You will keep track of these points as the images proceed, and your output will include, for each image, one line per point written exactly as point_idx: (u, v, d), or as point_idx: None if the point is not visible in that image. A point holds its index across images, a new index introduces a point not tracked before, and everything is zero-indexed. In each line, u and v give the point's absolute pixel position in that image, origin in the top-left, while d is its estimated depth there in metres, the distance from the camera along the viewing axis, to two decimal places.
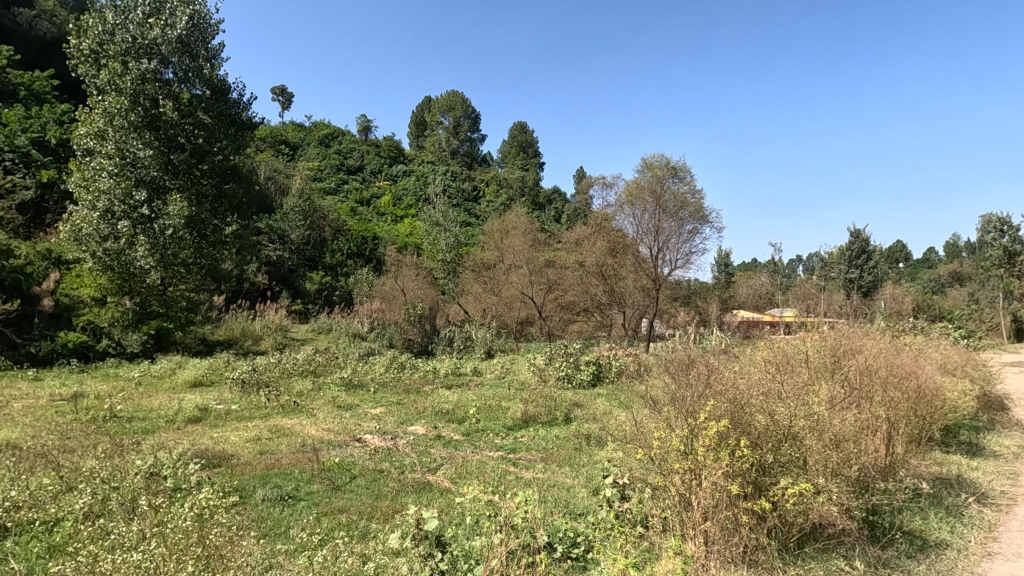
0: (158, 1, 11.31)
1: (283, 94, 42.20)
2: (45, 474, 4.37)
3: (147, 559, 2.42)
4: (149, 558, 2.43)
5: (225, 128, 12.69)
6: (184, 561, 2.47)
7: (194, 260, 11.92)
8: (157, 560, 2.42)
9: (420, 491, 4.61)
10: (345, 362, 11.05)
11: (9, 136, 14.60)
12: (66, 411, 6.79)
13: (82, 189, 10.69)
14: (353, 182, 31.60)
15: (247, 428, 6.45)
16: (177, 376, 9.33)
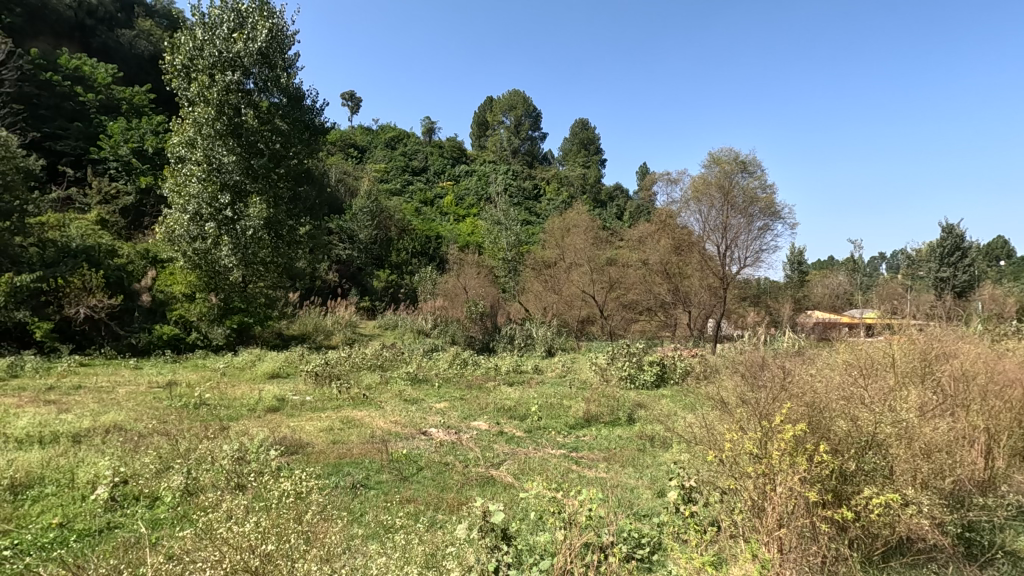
0: (242, 17, 12.03)
1: (352, 99, 43.95)
2: (148, 453, 4.85)
3: (256, 529, 2.65)
4: (259, 528, 2.66)
5: (300, 134, 13.35)
6: (288, 535, 2.68)
7: (273, 259, 12.62)
8: (265, 531, 2.64)
9: (484, 486, 4.70)
10: (410, 357, 11.43)
11: (114, 147, 16.11)
12: (162, 397, 7.45)
13: (175, 194, 11.61)
14: (417, 183, 32.48)
15: (321, 418, 6.81)
16: (257, 368, 9.97)
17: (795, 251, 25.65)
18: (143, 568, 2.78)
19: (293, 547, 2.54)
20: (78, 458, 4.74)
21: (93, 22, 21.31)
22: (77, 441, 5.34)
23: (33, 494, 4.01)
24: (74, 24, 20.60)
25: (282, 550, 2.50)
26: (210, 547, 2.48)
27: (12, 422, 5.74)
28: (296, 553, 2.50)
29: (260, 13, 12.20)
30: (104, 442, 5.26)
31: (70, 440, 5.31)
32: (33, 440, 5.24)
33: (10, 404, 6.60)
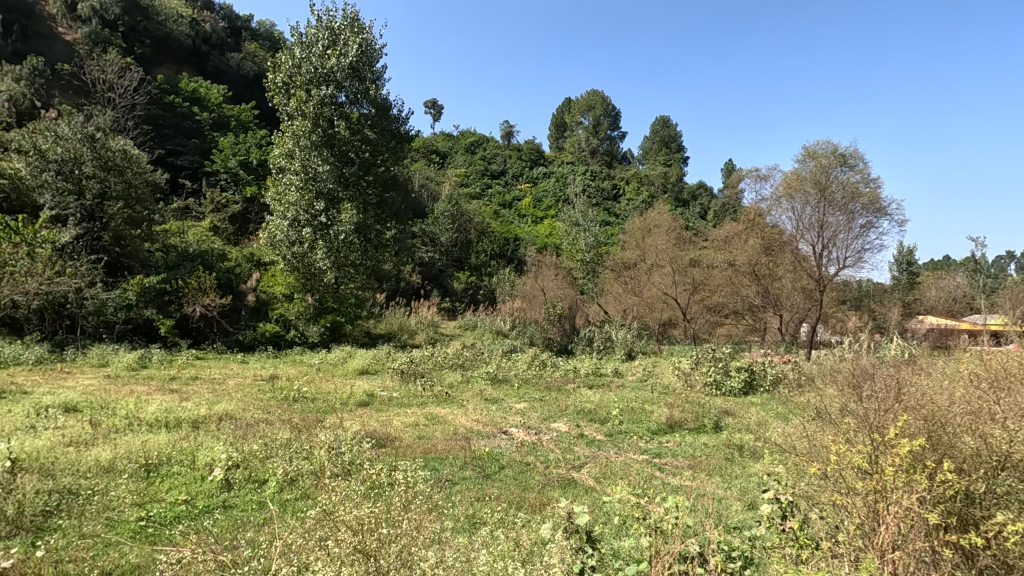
0: (335, 34, 12.80)
1: (434, 107, 45.51)
2: (256, 441, 5.29)
3: (371, 514, 2.88)
4: (372, 513, 2.89)
5: (387, 142, 13.96)
6: (399, 521, 2.89)
7: (362, 262, 13.29)
8: (377, 516, 2.86)
9: (565, 487, 4.71)
10: (489, 357, 11.62)
11: (225, 160, 17.69)
12: (265, 389, 8.09)
13: (277, 202, 12.56)
14: (496, 186, 32.99)
15: (407, 414, 7.09)
16: (348, 364, 10.56)
17: (904, 250, 23.44)
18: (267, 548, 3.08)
19: (404, 532, 2.72)
20: (197, 442, 5.25)
21: (208, 48, 23.65)
22: (196, 427, 5.93)
23: (162, 472, 4.52)
24: (192, 50, 22.98)
25: (394, 535, 2.68)
26: (337, 528, 2.76)
27: (143, 407, 6.46)
28: (407, 538, 2.69)
29: (352, 29, 12.92)
30: (216, 429, 5.80)
31: (191, 425, 5.93)
32: (161, 424, 5.88)
33: (141, 391, 7.44)
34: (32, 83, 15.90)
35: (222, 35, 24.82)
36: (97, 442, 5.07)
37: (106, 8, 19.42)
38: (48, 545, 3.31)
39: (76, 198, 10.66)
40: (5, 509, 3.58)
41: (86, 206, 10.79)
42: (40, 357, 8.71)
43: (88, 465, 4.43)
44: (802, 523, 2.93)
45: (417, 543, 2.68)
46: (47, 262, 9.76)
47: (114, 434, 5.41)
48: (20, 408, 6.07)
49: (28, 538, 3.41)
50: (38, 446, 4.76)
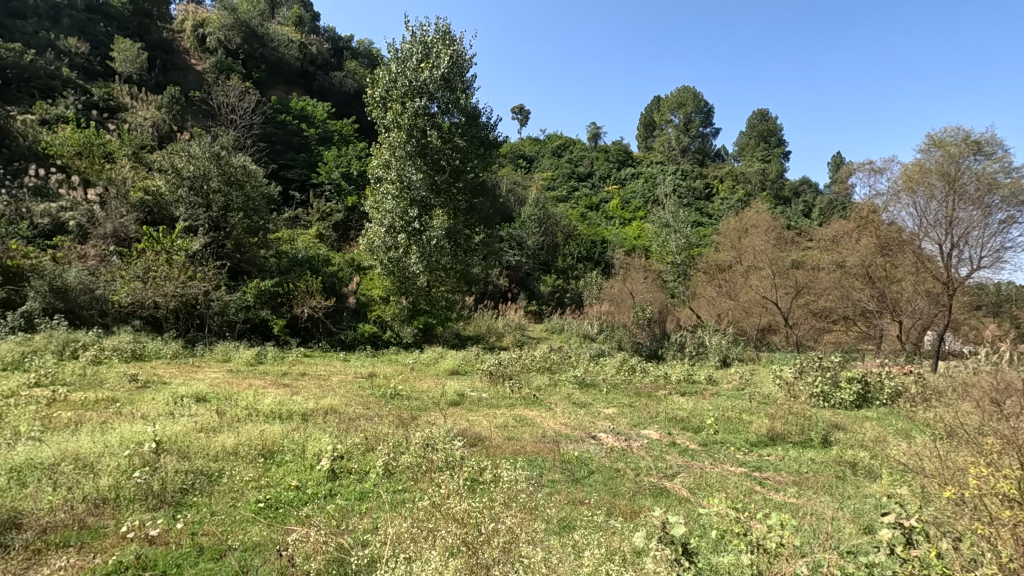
0: (428, 47, 13.32)
1: (521, 112, 46.07)
2: (358, 434, 5.63)
3: (474, 509, 3.06)
4: (476, 509, 3.08)
5: (476, 149, 14.30)
6: (502, 518, 3.05)
7: (453, 265, 13.70)
8: (481, 511, 3.04)
9: (657, 496, 4.57)
10: (577, 361, 11.52)
11: (329, 172, 19.03)
12: (365, 386, 8.59)
13: (375, 210, 13.31)
14: (583, 189, 32.76)
15: (496, 415, 7.22)
16: (440, 364, 10.95)
17: None
18: (381, 539, 3.33)
19: (508, 528, 2.87)
20: (306, 433, 5.67)
21: (314, 69, 25.58)
22: (304, 419, 6.42)
23: (277, 460, 4.94)
24: (300, 72, 24.99)
25: (501, 530, 2.84)
26: (446, 520, 2.98)
27: (259, 400, 7.06)
28: (511, 534, 2.83)
29: (443, 42, 13.39)
30: (322, 422, 6.25)
31: (301, 418, 6.44)
32: (276, 415, 6.44)
33: (259, 384, 8.20)
34: (171, 109, 18.08)
35: (326, 56, 26.74)
36: (224, 429, 5.66)
37: (228, 40, 22.21)
38: (184, 520, 3.75)
39: (204, 211, 12.12)
40: (153, 484, 4.10)
41: (212, 217, 12.20)
42: (176, 352, 9.83)
43: (216, 449, 4.94)
44: (935, 549, 2.60)
45: (528, 548, 2.70)
46: (182, 268, 11.07)
47: (236, 422, 6.01)
48: (161, 396, 6.91)
49: (169, 511, 3.88)
50: (176, 430, 5.38)
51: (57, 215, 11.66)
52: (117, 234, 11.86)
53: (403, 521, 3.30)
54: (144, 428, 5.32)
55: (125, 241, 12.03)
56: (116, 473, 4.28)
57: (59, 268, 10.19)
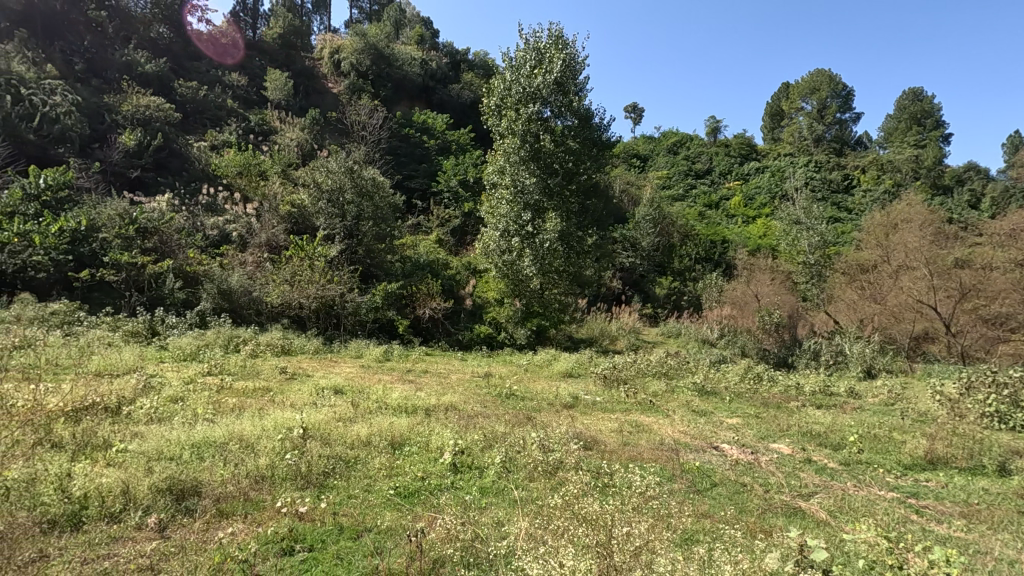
0: (542, 52, 13.45)
1: (634, 111, 45.04)
2: (477, 432, 5.81)
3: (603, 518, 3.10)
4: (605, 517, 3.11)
5: (589, 151, 14.19)
6: (636, 525, 3.10)
7: (566, 268, 13.70)
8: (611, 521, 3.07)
9: (790, 517, 4.20)
10: (696, 367, 10.95)
11: (448, 180, 19.98)
12: (483, 385, 8.91)
13: (491, 215, 13.76)
14: (701, 187, 31.24)
15: (610, 419, 7.13)
16: (554, 366, 11.03)
17: None
18: (511, 537, 3.44)
19: (641, 534, 2.93)
20: (429, 427, 6.02)
21: (434, 83, 27.04)
22: (427, 414, 6.81)
23: (406, 451, 5.29)
24: (422, 87, 26.54)
25: (640, 538, 2.91)
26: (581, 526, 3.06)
27: (388, 394, 7.61)
28: (644, 541, 2.88)
29: (556, 46, 13.47)
30: (443, 417, 6.58)
31: (424, 412, 6.84)
32: (403, 409, 6.90)
33: (386, 380, 8.85)
34: (312, 130, 20.15)
35: (445, 70, 28.13)
36: (358, 420, 6.19)
37: (360, 62, 24.30)
38: (327, 500, 4.15)
39: (340, 221, 13.53)
40: (301, 466, 4.61)
41: (347, 226, 13.52)
42: (317, 347, 10.92)
43: (352, 438, 5.40)
44: None
45: (661, 559, 2.70)
46: (322, 272, 12.30)
47: (367, 414, 6.54)
48: (306, 387, 7.71)
49: (314, 491, 4.32)
50: (319, 418, 5.99)
51: (223, 227, 13.52)
52: (270, 243, 13.45)
53: (536, 523, 3.40)
54: (294, 416, 5.98)
55: (276, 249, 13.62)
56: (273, 453, 4.86)
57: (225, 273, 11.78)
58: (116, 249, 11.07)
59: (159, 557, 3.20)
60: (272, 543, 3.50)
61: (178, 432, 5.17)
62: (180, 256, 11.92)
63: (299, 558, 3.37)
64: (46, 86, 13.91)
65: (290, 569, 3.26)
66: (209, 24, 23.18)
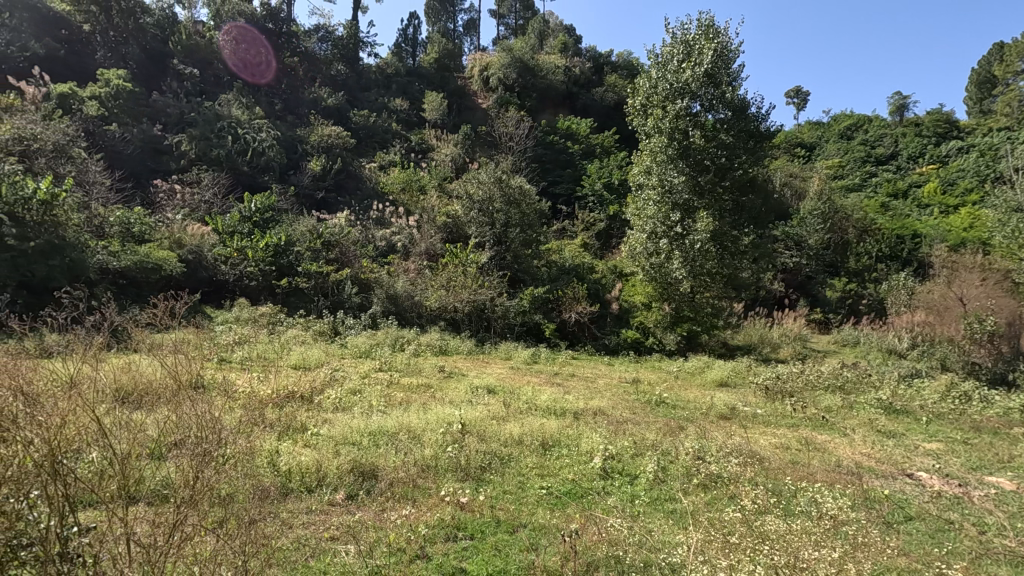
0: (691, 45, 12.85)
1: (799, 95, 40.86)
2: (628, 440, 5.67)
3: (780, 549, 2.88)
4: (782, 549, 2.89)
5: (745, 143, 13.19)
6: (826, 552, 2.83)
7: (719, 270, 12.79)
8: (793, 549, 2.83)
9: (1017, 567, 3.49)
10: (880, 381, 9.50)
11: (592, 184, 19.92)
12: (631, 391, 8.72)
13: (637, 217, 13.41)
14: (884, 174, 27.26)
15: (775, 434, 6.53)
16: (707, 374, 10.39)
17: None
18: (670, 552, 3.35)
19: (834, 565, 2.66)
20: (578, 430, 6.06)
21: (578, 89, 27.21)
22: (576, 417, 6.87)
23: (556, 452, 5.38)
24: (566, 93, 26.90)
25: (831, 567, 2.65)
26: (758, 553, 2.89)
27: (536, 396, 7.80)
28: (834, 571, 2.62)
29: (706, 37, 12.76)
30: (591, 421, 6.58)
31: (573, 416, 6.90)
32: (552, 411, 7.02)
33: (535, 382, 9.12)
34: (464, 145, 21.50)
35: (589, 74, 28.15)
36: (511, 419, 6.44)
37: (507, 77, 25.39)
38: (486, 493, 4.40)
39: (490, 228, 14.31)
40: (461, 459, 4.95)
41: (496, 233, 14.23)
42: (470, 348, 11.61)
43: (506, 436, 5.64)
44: None
45: None
46: (474, 278, 13.08)
47: (518, 414, 6.77)
48: (463, 386, 8.25)
49: (473, 484, 4.60)
50: (476, 416, 6.35)
51: (390, 238, 14.98)
52: (429, 252, 14.62)
53: (704, 538, 3.25)
54: (454, 412, 6.41)
55: (434, 257, 14.76)
56: (437, 445, 5.28)
57: (392, 281, 13.06)
58: (307, 260, 12.92)
59: (346, 529, 3.65)
60: (439, 527, 3.81)
61: (357, 421, 5.85)
62: (356, 265, 13.47)
63: (462, 545, 3.62)
64: (255, 125, 16.72)
65: (454, 555, 3.50)
66: (377, 57, 25.89)
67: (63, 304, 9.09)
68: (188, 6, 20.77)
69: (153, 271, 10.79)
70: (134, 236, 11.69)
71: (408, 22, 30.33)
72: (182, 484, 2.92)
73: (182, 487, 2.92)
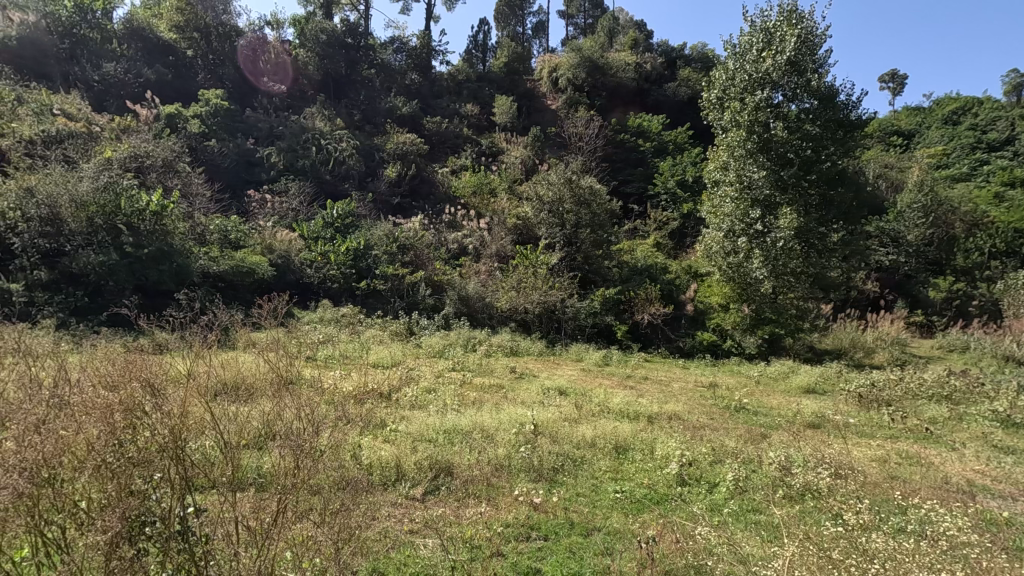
0: (771, 32, 12.21)
1: (895, 79, 37.69)
2: (704, 446, 5.48)
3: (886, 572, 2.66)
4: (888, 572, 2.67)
5: (833, 134, 12.35)
6: None
7: (804, 269, 12.04)
8: None
9: None
10: (996, 390, 8.55)
11: (665, 182, 19.34)
12: (708, 396, 8.40)
13: (713, 215, 12.90)
14: (998, 161, 24.55)
15: (871, 446, 6.05)
16: (792, 380, 9.82)
17: None
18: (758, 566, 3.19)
19: None
20: (653, 435, 5.91)
21: (649, 85, 26.58)
22: (650, 421, 6.71)
23: (630, 456, 5.29)
24: (637, 90, 26.37)
25: None
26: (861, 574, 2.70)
27: (609, 399, 7.69)
28: None
29: (788, 23, 12.07)
30: (667, 426, 6.40)
31: (647, 419, 6.75)
32: (625, 414, 6.91)
33: (607, 384, 8.97)
34: (534, 147, 21.57)
35: (661, 69, 27.40)
36: (583, 421, 6.39)
37: (576, 77, 25.27)
38: (559, 495, 4.39)
39: (560, 229, 14.30)
40: (534, 459, 4.97)
41: (566, 234, 14.20)
42: (541, 350, 11.62)
43: (578, 438, 5.61)
44: None
45: None
46: (545, 279, 13.10)
47: (590, 416, 6.71)
48: (535, 387, 8.28)
49: (546, 485, 4.61)
50: (549, 417, 6.36)
51: (462, 241, 15.30)
52: (499, 253, 14.83)
53: (798, 552, 3.07)
54: (526, 413, 6.46)
55: (504, 259, 14.95)
56: (510, 445, 5.33)
57: (464, 283, 13.35)
58: (384, 262, 13.47)
59: (424, 523, 3.78)
60: (513, 527, 3.85)
61: (433, 419, 6.02)
62: (429, 267, 13.89)
63: (536, 546, 3.63)
64: (336, 136, 17.64)
65: (529, 554, 3.52)
66: (448, 65, 26.50)
67: (183, 305, 10.29)
68: (276, 27, 22.24)
69: (248, 274, 11.65)
70: (231, 243, 12.68)
71: (478, 28, 30.87)
72: (281, 474, 3.11)
73: (281, 477, 3.12)
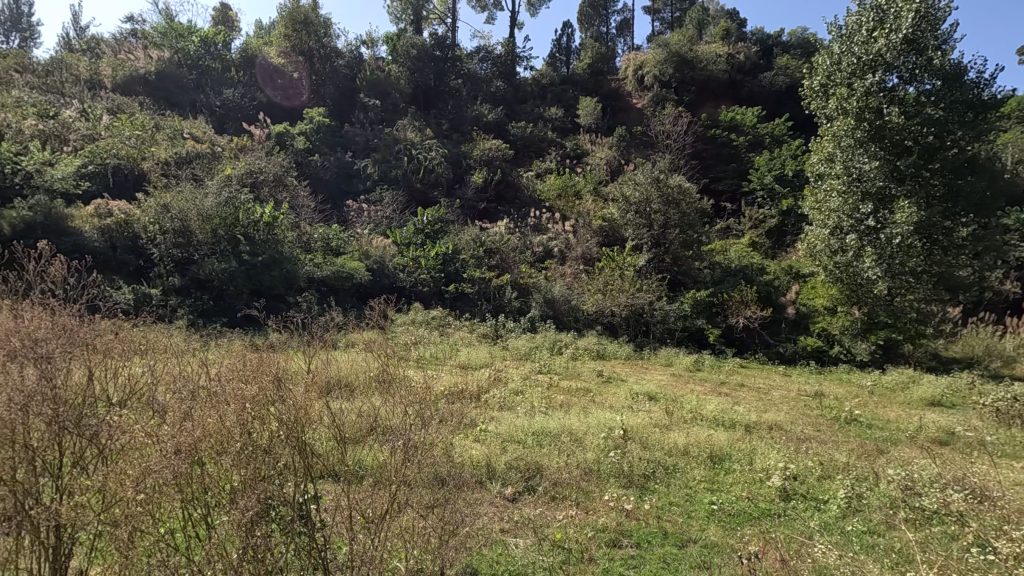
0: (884, 9, 11.14)
1: None
2: (810, 459, 5.10)
3: None
4: None
5: (960, 116, 11.05)
6: None
7: (927, 268, 10.83)
8: None
9: None
10: None
11: (761, 178, 18.20)
12: (813, 405, 7.81)
13: (817, 211, 11.99)
14: None
15: (1015, 468, 5.31)
16: (912, 391, 8.86)
17: None
18: None
19: None
20: (752, 445, 5.58)
21: (742, 76, 25.22)
22: (747, 431, 6.35)
23: (727, 467, 5.03)
24: (729, 83, 25.14)
25: None
26: None
27: (702, 406, 7.36)
28: None
29: None
30: (767, 437, 6.03)
31: (744, 428, 6.40)
32: (720, 422, 6.59)
33: (699, 390, 8.59)
34: (620, 147, 21.21)
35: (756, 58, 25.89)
36: (674, 428, 6.18)
37: (663, 73, 24.59)
38: (651, 503, 4.27)
39: (647, 230, 13.94)
40: (623, 465, 4.87)
41: (654, 235, 13.82)
42: (629, 354, 11.37)
43: (670, 445, 5.43)
44: None
45: None
46: (632, 281, 12.84)
47: (682, 423, 6.47)
48: (623, 391, 8.11)
49: (637, 492, 4.49)
50: (638, 422, 6.21)
51: (547, 244, 15.35)
52: (585, 256, 14.87)
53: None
54: (615, 417, 6.34)
55: (590, 262, 14.91)
56: (599, 450, 5.27)
57: (549, 286, 13.40)
58: (472, 266, 13.84)
59: (515, 523, 3.85)
60: (603, 532, 3.79)
61: (522, 421, 6.10)
62: (515, 270, 14.11)
63: (630, 553, 3.56)
64: (426, 145, 18.35)
65: (622, 561, 3.46)
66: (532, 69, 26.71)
67: (301, 306, 11.30)
68: (370, 46, 23.56)
69: (347, 278, 12.42)
70: (332, 249, 13.57)
71: (561, 32, 30.87)
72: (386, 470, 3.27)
73: (386, 474, 3.28)
